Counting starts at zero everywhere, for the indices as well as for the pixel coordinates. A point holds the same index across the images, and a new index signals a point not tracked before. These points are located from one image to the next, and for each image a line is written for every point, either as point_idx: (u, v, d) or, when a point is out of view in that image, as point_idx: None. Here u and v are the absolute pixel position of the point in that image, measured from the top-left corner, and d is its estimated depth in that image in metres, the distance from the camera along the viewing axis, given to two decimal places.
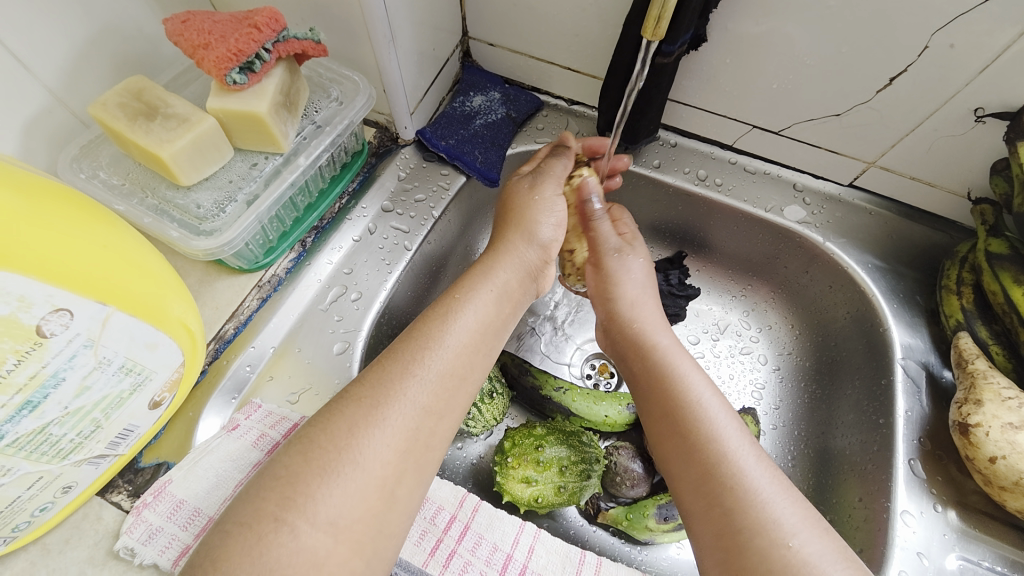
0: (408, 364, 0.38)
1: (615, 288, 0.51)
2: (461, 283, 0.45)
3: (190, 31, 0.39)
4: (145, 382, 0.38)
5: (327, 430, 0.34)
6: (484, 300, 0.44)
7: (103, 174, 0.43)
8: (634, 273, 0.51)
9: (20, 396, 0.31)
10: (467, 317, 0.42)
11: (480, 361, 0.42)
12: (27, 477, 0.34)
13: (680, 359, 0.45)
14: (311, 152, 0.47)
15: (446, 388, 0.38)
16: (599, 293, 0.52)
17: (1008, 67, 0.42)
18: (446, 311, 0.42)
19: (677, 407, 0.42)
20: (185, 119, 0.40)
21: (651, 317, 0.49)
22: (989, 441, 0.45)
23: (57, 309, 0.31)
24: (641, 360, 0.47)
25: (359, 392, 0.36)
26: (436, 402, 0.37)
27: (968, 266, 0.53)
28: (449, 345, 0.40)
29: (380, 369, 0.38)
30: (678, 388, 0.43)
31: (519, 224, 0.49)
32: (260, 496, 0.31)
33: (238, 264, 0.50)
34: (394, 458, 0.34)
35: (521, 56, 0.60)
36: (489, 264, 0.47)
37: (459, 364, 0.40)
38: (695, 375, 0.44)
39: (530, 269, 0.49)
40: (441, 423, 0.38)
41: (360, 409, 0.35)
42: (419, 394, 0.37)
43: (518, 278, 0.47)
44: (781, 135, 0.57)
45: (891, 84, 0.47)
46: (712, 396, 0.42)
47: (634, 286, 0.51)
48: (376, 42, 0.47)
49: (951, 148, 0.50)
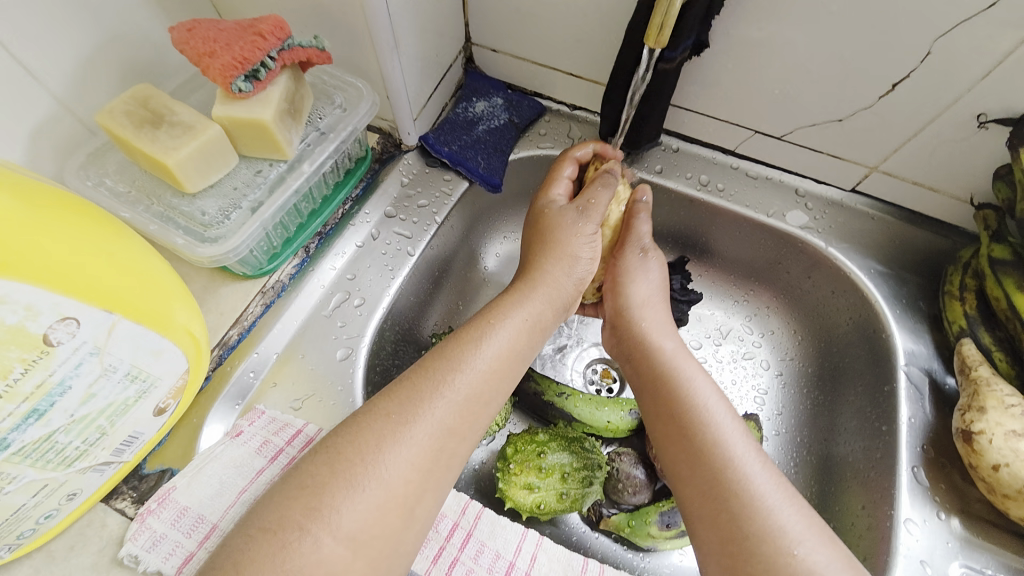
0: (435, 380, 0.38)
1: (628, 284, 0.52)
2: (495, 307, 0.45)
3: (196, 39, 0.39)
4: (150, 389, 0.38)
5: (356, 442, 0.34)
6: (517, 325, 0.44)
7: (109, 181, 0.43)
8: (652, 275, 0.52)
9: (26, 405, 0.31)
10: (502, 342, 0.42)
11: (505, 387, 0.42)
12: (32, 485, 0.35)
13: (687, 363, 0.46)
14: (315, 159, 0.47)
15: (471, 413, 0.38)
16: (612, 288, 0.52)
17: (1010, 74, 0.42)
18: (476, 333, 0.42)
19: (683, 410, 0.42)
20: (191, 127, 0.40)
21: (658, 322, 0.50)
22: (993, 449, 0.45)
23: (64, 318, 0.31)
24: (649, 364, 0.47)
25: (388, 408, 0.36)
26: (462, 423, 0.38)
27: (970, 272, 0.53)
28: (476, 366, 0.40)
29: (410, 385, 0.38)
30: (686, 392, 0.43)
31: (556, 253, 0.49)
32: (285, 503, 0.31)
33: (242, 270, 0.50)
34: (417, 477, 0.34)
35: (523, 61, 0.60)
36: (525, 290, 0.47)
37: (486, 388, 0.40)
38: (701, 380, 0.44)
39: (565, 300, 0.49)
40: (463, 444, 0.38)
41: (389, 424, 0.35)
42: (444, 415, 0.37)
43: (552, 309, 0.48)
44: (783, 140, 0.57)
45: (893, 90, 0.47)
46: (718, 401, 0.43)
47: (647, 286, 0.52)
48: (380, 49, 0.47)
49: (954, 154, 0.50)
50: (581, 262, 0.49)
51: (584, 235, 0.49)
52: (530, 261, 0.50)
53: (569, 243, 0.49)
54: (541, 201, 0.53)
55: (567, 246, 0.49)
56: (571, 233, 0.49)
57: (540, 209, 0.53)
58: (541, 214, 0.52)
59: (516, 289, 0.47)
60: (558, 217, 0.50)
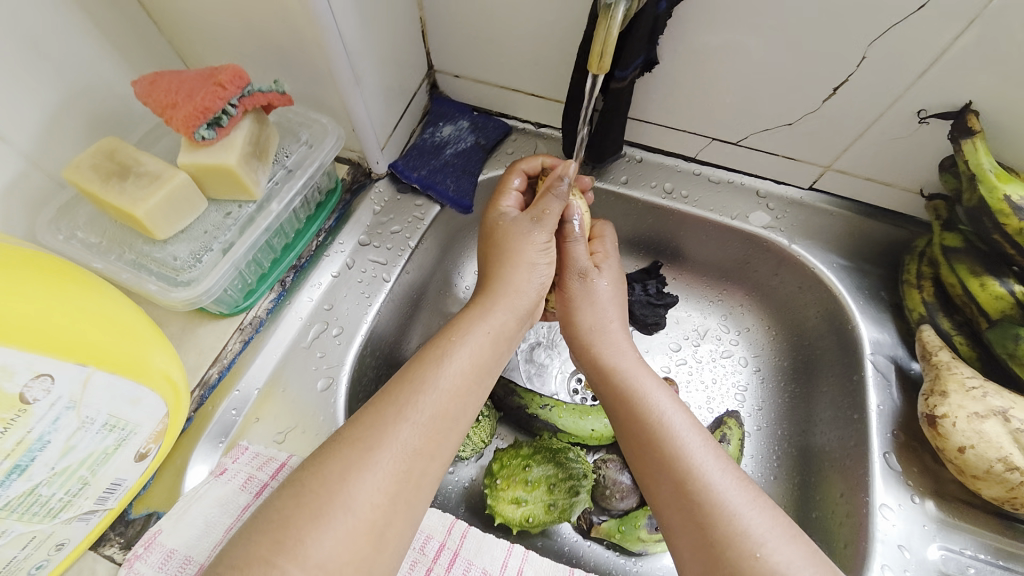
0: (398, 406, 0.39)
1: (576, 314, 0.53)
2: (457, 324, 0.46)
3: (158, 91, 0.41)
4: (130, 436, 0.39)
5: (320, 474, 0.35)
6: (483, 342, 0.45)
7: (80, 233, 0.44)
8: (598, 297, 0.52)
9: (8, 462, 0.32)
10: (464, 359, 0.43)
11: (472, 401, 0.43)
12: (20, 538, 0.35)
13: (644, 378, 0.47)
14: (284, 197, 0.48)
15: (438, 431, 0.39)
16: (564, 317, 0.54)
17: (943, 71, 0.45)
18: (446, 356, 0.43)
19: (643, 427, 0.44)
20: (157, 177, 0.41)
21: (616, 339, 0.51)
22: (957, 431, 0.46)
23: (39, 375, 0.32)
24: (609, 383, 0.48)
25: (354, 436, 0.37)
26: (429, 443, 0.38)
27: (926, 260, 0.55)
28: (444, 387, 0.41)
29: (374, 412, 0.38)
30: (645, 409, 0.44)
31: (521, 264, 0.50)
32: (254, 540, 0.32)
33: (218, 309, 0.51)
34: (384, 501, 0.35)
35: (486, 85, 0.62)
36: (485, 304, 0.48)
37: (452, 407, 0.41)
38: (658, 393, 0.45)
39: (528, 310, 0.50)
40: (433, 463, 0.39)
41: (356, 452, 0.36)
42: (410, 437, 0.38)
43: (515, 317, 0.49)
44: (740, 145, 0.59)
45: (837, 93, 0.50)
46: (676, 412, 0.44)
47: (595, 312, 0.52)
48: (342, 85, 0.49)
49: (901, 149, 0.52)
50: (539, 269, 0.51)
51: (537, 244, 0.50)
52: (492, 273, 0.50)
53: (532, 253, 0.50)
54: (492, 215, 0.54)
55: (524, 254, 0.50)
56: (540, 250, 0.51)
57: (492, 222, 0.54)
58: (495, 227, 0.53)
59: (477, 303, 0.48)
60: (512, 228, 0.51)
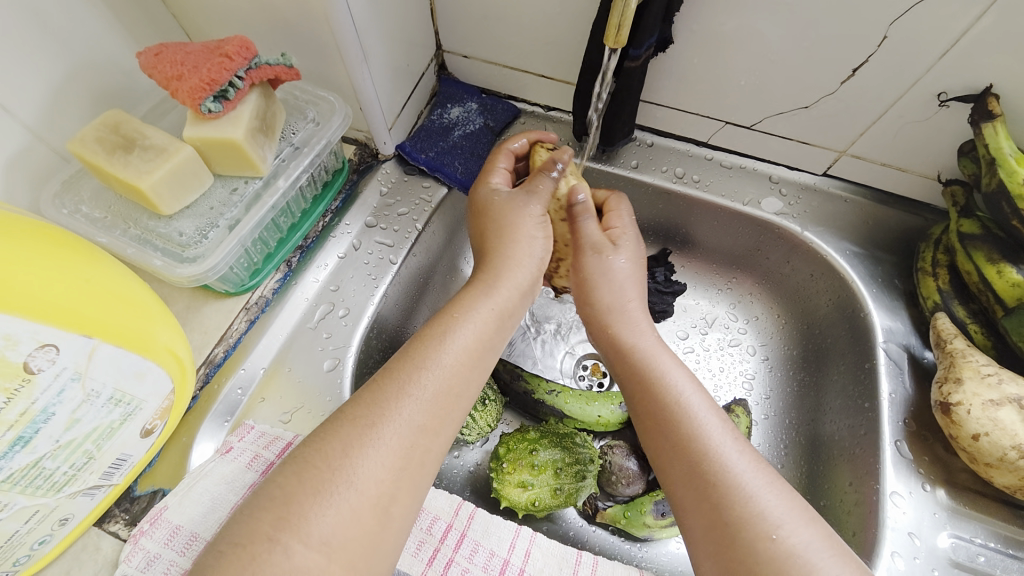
0: (400, 382, 0.38)
1: (593, 284, 0.50)
2: (459, 299, 0.45)
3: (163, 63, 0.40)
4: (135, 412, 0.38)
5: (328, 453, 0.34)
6: (483, 318, 0.43)
7: (85, 208, 0.43)
8: (614, 268, 0.50)
9: (11, 433, 0.32)
10: (467, 337, 0.42)
11: (476, 376, 0.42)
12: (23, 511, 0.35)
13: (662, 358, 0.46)
14: (290, 174, 0.48)
15: (450, 413, 0.39)
16: (579, 286, 0.52)
17: (967, 51, 0.43)
18: (441, 329, 0.42)
19: (659, 405, 0.42)
20: (163, 150, 0.40)
21: (632, 314, 0.49)
22: (971, 419, 0.45)
23: (44, 345, 0.31)
24: (624, 361, 0.47)
25: (354, 412, 0.36)
26: (433, 420, 0.38)
27: (942, 247, 0.54)
28: (455, 370, 0.40)
29: (375, 389, 0.38)
30: (662, 386, 0.43)
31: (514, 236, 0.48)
32: (255, 516, 0.31)
33: (224, 288, 0.50)
34: (388, 478, 0.35)
35: (495, 66, 0.61)
36: (486, 280, 0.46)
37: (461, 390, 0.40)
38: (676, 373, 0.44)
39: (532, 279, 0.48)
40: (437, 439, 0.38)
41: (356, 429, 0.35)
42: (415, 414, 0.37)
43: (519, 294, 0.47)
44: (754, 129, 0.58)
45: (855, 75, 0.48)
46: (694, 392, 0.43)
47: (610, 288, 0.49)
48: (349, 62, 0.48)
49: (919, 134, 0.51)
50: (538, 242, 0.49)
51: (534, 216, 0.49)
52: (492, 248, 0.48)
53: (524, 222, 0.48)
54: (482, 190, 0.52)
55: (521, 228, 0.48)
56: (523, 215, 0.49)
57: (483, 197, 0.51)
58: (487, 203, 0.50)
59: (478, 280, 0.46)
60: (506, 205, 0.49)
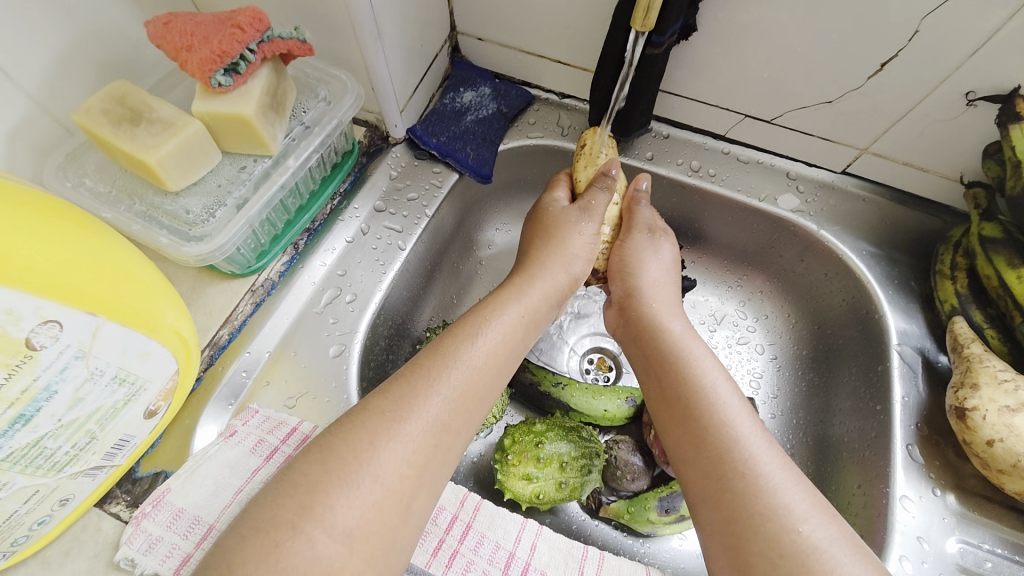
0: (429, 379, 0.38)
1: (637, 267, 0.51)
2: (493, 301, 0.45)
3: (172, 33, 0.38)
4: (139, 393, 0.38)
5: (348, 440, 0.34)
6: (513, 321, 0.44)
7: (89, 181, 0.42)
8: (661, 255, 0.52)
9: (12, 410, 0.31)
10: (496, 338, 0.42)
11: (499, 381, 0.42)
12: (23, 491, 0.34)
13: (694, 346, 0.45)
14: (301, 154, 0.46)
15: (466, 405, 0.38)
16: (619, 269, 0.52)
17: (1000, 50, 0.42)
18: (473, 328, 0.42)
19: (688, 392, 0.42)
20: (171, 124, 0.39)
21: (667, 305, 0.49)
22: (987, 425, 0.45)
23: (47, 321, 0.30)
24: (656, 343, 0.46)
25: (382, 406, 0.36)
26: (456, 419, 0.37)
27: (961, 251, 0.53)
28: (468, 360, 0.40)
29: (405, 383, 0.37)
30: (694, 372, 0.43)
31: (551, 240, 0.50)
32: (278, 503, 0.31)
33: (230, 269, 0.49)
34: (414, 473, 0.34)
35: (510, 50, 0.59)
36: (521, 285, 0.47)
37: (480, 385, 0.39)
38: (708, 362, 0.44)
39: (563, 292, 0.49)
40: (457, 439, 0.37)
41: (384, 422, 0.35)
42: (437, 407, 0.36)
43: (548, 304, 0.48)
44: (774, 124, 0.57)
45: (883, 70, 0.47)
46: (725, 382, 0.42)
47: (655, 269, 0.51)
48: (363, 39, 0.46)
49: (943, 134, 0.50)
50: (579, 260, 0.50)
51: (588, 234, 0.50)
52: (533, 255, 0.49)
53: (563, 229, 0.50)
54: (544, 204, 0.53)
55: (570, 244, 0.49)
56: (573, 231, 0.50)
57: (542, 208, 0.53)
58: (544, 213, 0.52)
59: (513, 284, 0.47)
60: (560, 216, 0.51)
